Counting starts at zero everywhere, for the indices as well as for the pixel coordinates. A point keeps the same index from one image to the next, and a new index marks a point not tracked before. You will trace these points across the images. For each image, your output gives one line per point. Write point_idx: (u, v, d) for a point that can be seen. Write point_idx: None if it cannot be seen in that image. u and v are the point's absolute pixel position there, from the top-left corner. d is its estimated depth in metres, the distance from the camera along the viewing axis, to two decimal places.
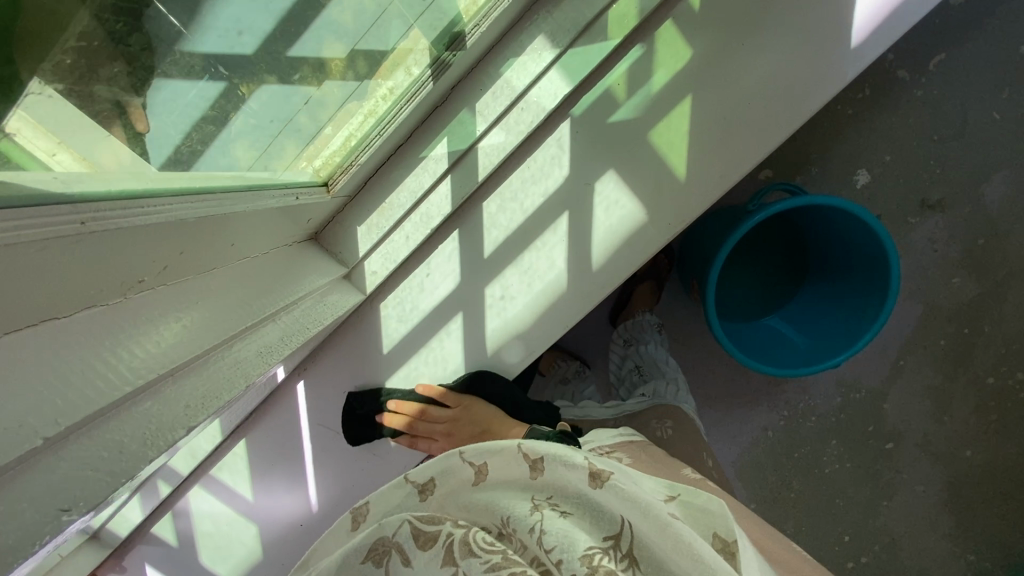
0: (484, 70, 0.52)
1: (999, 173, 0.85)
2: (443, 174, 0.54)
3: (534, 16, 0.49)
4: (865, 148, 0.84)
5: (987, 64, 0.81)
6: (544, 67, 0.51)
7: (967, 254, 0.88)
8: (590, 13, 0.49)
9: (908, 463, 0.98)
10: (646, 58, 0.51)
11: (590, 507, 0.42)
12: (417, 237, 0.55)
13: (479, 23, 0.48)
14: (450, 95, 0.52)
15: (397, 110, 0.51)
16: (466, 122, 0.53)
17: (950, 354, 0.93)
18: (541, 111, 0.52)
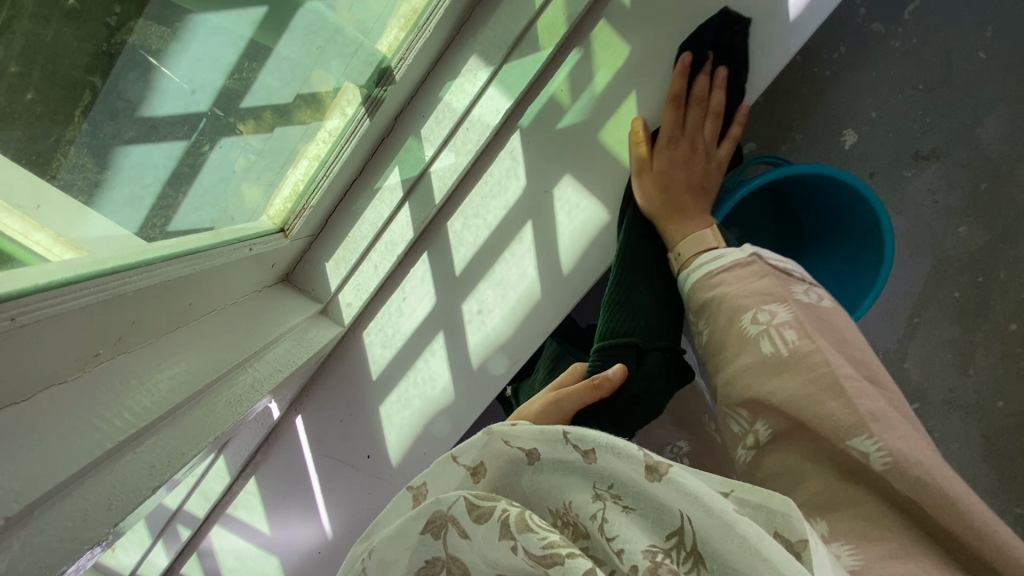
0: (426, 96, 0.54)
1: (994, 114, 0.82)
2: (400, 203, 0.56)
3: (464, 40, 0.52)
4: (848, 107, 0.82)
5: (966, 3, 0.78)
6: (481, 86, 0.53)
7: (970, 200, 0.85)
8: (519, 28, 0.51)
9: (937, 421, 0.96)
10: (585, 61, 0.53)
11: (651, 502, 0.39)
12: (385, 265, 0.58)
13: (405, 56, 0.50)
14: (393, 125, 0.54)
15: (338, 150, 0.52)
16: (414, 149, 0.55)
17: (967, 305, 0.90)
18: (486, 128, 0.55)
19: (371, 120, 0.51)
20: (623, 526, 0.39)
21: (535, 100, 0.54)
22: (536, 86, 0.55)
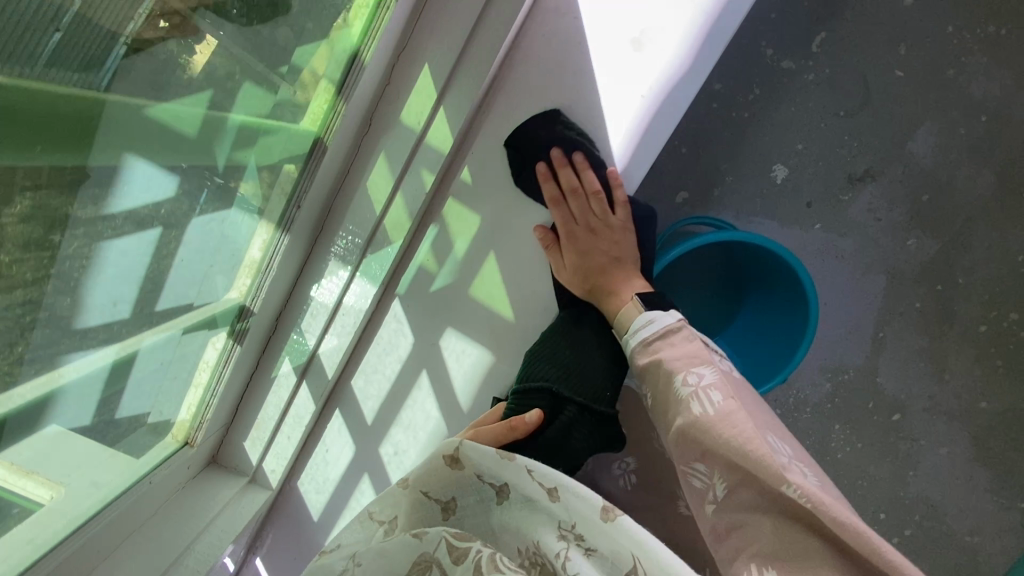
0: (300, 293, 0.58)
1: (922, 128, 0.81)
2: (298, 383, 0.62)
3: (321, 248, 0.56)
4: (773, 144, 0.83)
5: (874, 26, 0.78)
6: (345, 280, 0.57)
7: (913, 214, 0.85)
8: (367, 228, 0.55)
9: (921, 428, 0.95)
10: (441, 234, 0.57)
11: (606, 541, 0.46)
12: (297, 434, 0.65)
13: (263, 280, 0.54)
14: (275, 328, 0.59)
15: (222, 372, 0.57)
16: (301, 341, 0.60)
17: (929, 314, 0.90)
18: (359, 312, 0.59)
19: (240, 348, 0.57)
20: (584, 566, 0.45)
21: (403, 274, 0.59)
22: (404, 259, 0.59)
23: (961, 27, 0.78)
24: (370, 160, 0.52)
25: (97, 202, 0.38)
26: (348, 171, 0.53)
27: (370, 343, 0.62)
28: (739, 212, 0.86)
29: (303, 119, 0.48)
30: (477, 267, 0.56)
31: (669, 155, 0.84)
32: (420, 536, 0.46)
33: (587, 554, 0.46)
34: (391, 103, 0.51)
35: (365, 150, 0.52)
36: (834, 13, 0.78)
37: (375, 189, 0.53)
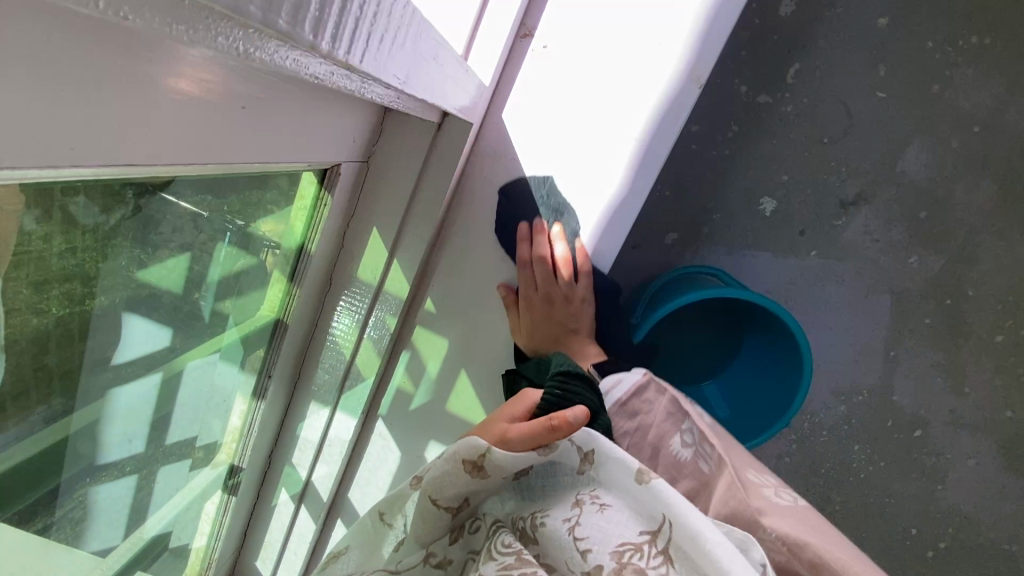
0: (289, 425, 0.63)
1: (911, 146, 0.80)
2: (296, 509, 0.68)
3: (306, 392, 0.61)
4: (757, 178, 0.82)
5: (848, 52, 0.78)
6: (329, 415, 0.63)
7: (912, 231, 0.83)
8: (342, 366, 0.60)
9: (946, 443, 0.92)
10: (413, 359, 0.64)
11: (637, 501, 0.46)
12: (301, 552, 0.69)
13: (245, 439, 0.58)
14: (271, 462, 0.65)
15: (223, 513, 0.62)
16: (294, 471, 0.66)
17: (942, 328, 0.87)
18: (343, 441, 0.65)
19: (236, 496, 0.62)
20: (594, 528, 0.43)
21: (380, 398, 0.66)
22: (381, 384, 0.66)
23: (941, 41, 0.77)
24: (334, 317, 0.57)
25: (121, 375, 0.41)
26: (315, 325, 0.57)
27: (359, 461, 0.68)
28: (731, 247, 0.85)
29: (258, 295, 0.49)
30: (449, 386, 0.65)
31: (653, 199, 0.85)
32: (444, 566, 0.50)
33: (602, 509, 0.45)
34: (344, 272, 0.54)
35: (325, 310, 0.57)
36: (806, 43, 0.78)
37: (342, 339, 0.58)
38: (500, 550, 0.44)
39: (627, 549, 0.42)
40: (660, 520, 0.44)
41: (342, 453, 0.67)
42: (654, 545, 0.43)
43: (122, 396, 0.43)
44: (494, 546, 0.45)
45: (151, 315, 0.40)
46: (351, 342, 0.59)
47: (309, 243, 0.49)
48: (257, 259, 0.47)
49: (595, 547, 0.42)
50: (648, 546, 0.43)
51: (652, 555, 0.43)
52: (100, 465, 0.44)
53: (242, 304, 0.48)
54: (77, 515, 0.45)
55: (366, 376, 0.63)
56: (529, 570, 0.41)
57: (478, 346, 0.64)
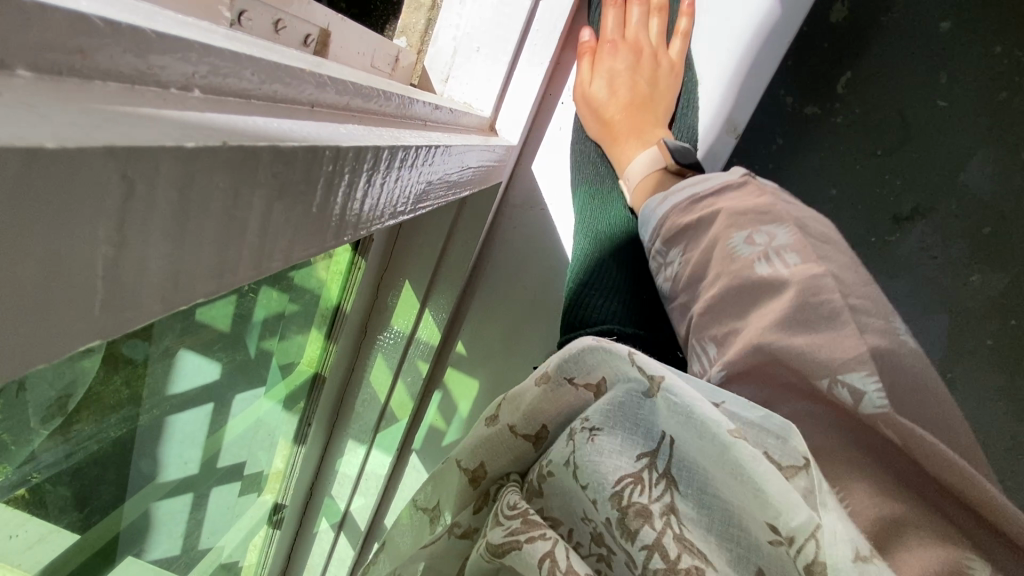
0: (332, 449, 0.67)
1: (975, 157, 0.74)
2: (336, 534, 0.73)
3: (342, 433, 0.66)
4: (803, 192, 0.79)
5: (905, 59, 0.73)
6: (363, 455, 0.68)
7: (974, 248, 0.78)
8: (374, 414, 0.64)
9: (1008, 470, 0.85)
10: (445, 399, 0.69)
11: (630, 416, 0.39)
12: (339, 570, 0.76)
13: (289, 480, 0.65)
14: (312, 486, 0.69)
15: (272, 536, 0.70)
16: (333, 502, 0.71)
17: (1008, 351, 0.81)
18: (378, 477, 0.70)
19: (280, 529, 0.70)
20: (595, 454, 0.39)
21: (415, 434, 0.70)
22: (414, 423, 0.71)
23: (1011, 45, 0.71)
24: (370, 364, 0.60)
25: (178, 405, 0.44)
26: (352, 373, 0.61)
27: (398, 483, 0.72)
28: None
29: (297, 341, 0.52)
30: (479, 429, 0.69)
31: None
32: (468, 537, 0.46)
33: (593, 440, 0.39)
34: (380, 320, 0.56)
35: (362, 356, 0.59)
36: (859, 50, 0.73)
37: (376, 385, 0.61)
38: (505, 514, 0.40)
39: (627, 486, 0.37)
40: (658, 438, 0.39)
41: (378, 487, 0.71)
42: (654, 469, 0.38)
43: (178, 421, 0.45)
44: (501, 508, 0.41)
45: (205, 355, 0.42)
46: (385, 390, 0.62)
47: (347, 301, 0.52)
48: (300, 308, 0.48)
49: (597, 495, 0.38)
50: (648, 472, 0.38)
51: (652, 484, 0.38)
52: (159, 482, 0.47)
53: (283, 348, 0.50)
54: (140, 523, 0.48)
55: (401, 418, 0.67)
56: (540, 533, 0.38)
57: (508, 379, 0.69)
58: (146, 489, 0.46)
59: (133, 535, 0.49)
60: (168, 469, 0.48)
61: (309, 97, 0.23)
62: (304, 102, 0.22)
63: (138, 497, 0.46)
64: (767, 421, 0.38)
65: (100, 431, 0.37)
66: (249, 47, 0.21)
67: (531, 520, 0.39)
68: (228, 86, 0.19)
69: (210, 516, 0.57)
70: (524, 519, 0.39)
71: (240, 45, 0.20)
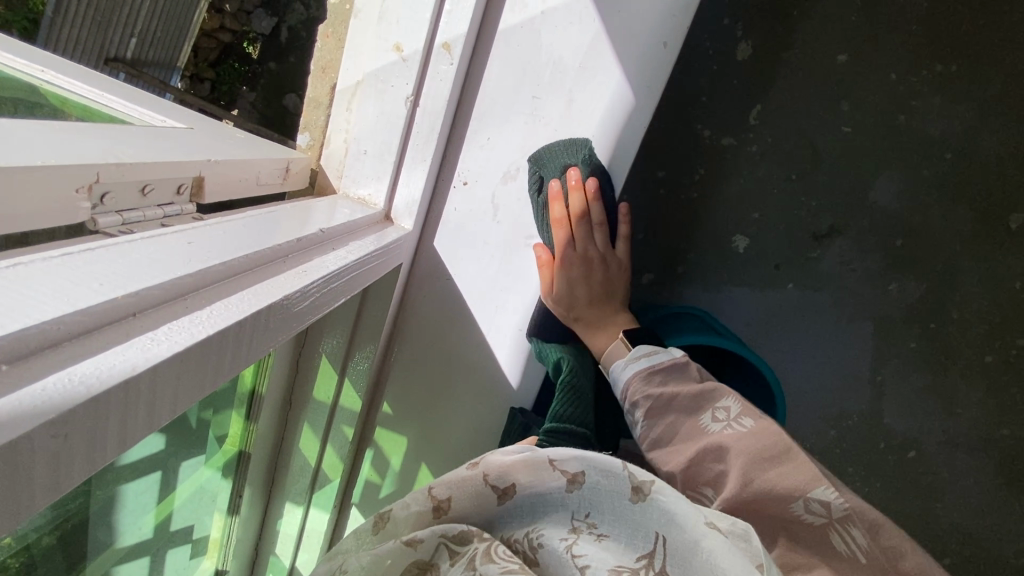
0: (274, 507, 0.69)
1: (881, 176, 0.80)
2: None
3: (279, 494, 0.68)
4: (727, 216, 0.84)
5: (810, 89, 0.78)
6: (303, 513, 0.71)
7: (889, 259, 0.83)
8: (308, 472, 0.69)
9: (941, 462, 0.90)
10: (378, 453, 0.72)
11: (623, 521, 0.43)
12: None
13: (230, 547, 0.65)
14: (262, 542, 0.70)
15: None
16: (278, 560, 0.72)
17: (928, 352, 0.86)
18: (320, 533, 0.74)
19: None
20: (593, 549, 0.42)
21: (353, 489, 0.74)
22: (351, 476, 0.75)
23: (903, 73, 0.77)
24: (297, 436, 0.64)
25: (128, 477, 0.45)
26: (282, 439, 0.64)
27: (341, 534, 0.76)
28: (708, 283, 0.86)
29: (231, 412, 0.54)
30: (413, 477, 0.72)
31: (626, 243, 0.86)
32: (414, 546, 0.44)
33: (597, 539, 0.43)
34: (304, 389, 0.60)
35: (290, 428, 0.64)
36: (766, 84, 0.78)
37: (305, 454, 0.67)
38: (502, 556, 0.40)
39: (625, 572, 0.40)
40: (653, 539, 0.42)
41: (320, 543, 0.74)
42: (652, 567, 0.41)
43: (125, 494, 0.46)
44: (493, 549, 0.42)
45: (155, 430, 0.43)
46: (314, 455, 0.67)
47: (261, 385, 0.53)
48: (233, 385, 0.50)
49: (592, 564, 0.41)
50: (646, 571, 0.40)
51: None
52: (112, 551, 0.49)
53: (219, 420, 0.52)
54: None
55: (333, 477, 0.72)
56: None
57: (441, 432, 0.70)
58: (99, 557, 0.47)
59: None
60: (123, 532, 0.49)
61: (179, 292, 0.22)
62: (176, 294, 0.22)
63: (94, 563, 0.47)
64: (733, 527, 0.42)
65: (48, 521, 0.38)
66: (102, 274, 0.21)
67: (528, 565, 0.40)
68: (41, 339, 0.17)
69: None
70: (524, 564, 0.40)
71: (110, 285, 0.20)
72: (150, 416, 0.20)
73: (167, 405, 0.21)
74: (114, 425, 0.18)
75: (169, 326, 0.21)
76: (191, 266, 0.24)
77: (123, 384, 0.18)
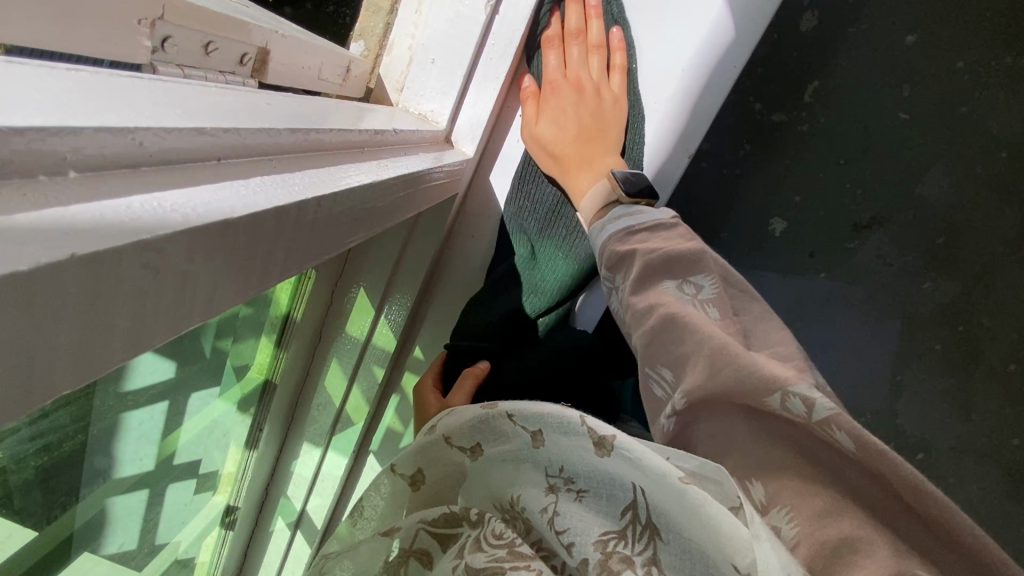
0: (290, 446, 0.69)
1: (932, 169, 0.77)
2: (295, 532, 0.75)
3: (296, 431, 0.67)
4: (768, 197, 0.81)
5: (871, 70, 0.74)
6: (320, 456, 0.70)
7: (927, 256, 0.80)
8: (329, 418, 0.66)
9: (950, 468, 0.88)
10: (403, 401, 0.70)
11: (602, 480, 0.38)
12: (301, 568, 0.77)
13: (242, 480, 0.66)
14: (272, 477, 0.71)
15: (225, 541, 0.71)
16: (290, 502, 0.73)
17: (954, 356, 0.84)
18: (335, 479, 0.72)
19: (233, 530, 0.71)
20: (573, 515, 0.38)
21: (372, 435, 0.72)
22: (372, 424, 0.72)
23: (972, 61, 0.73)
24: (324, 370, 0.62)
25: (133, 403, 0.42)
26: (307, 375, 0.63)
27: (354, 485, 0.74)
28: (738, 265, 0.84)
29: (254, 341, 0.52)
30: None
31: None
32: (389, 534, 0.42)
33: (575, 497, 0.38)
34: (335, 323, 0.58)
35: (318, 363, 0.62)
36: (826, 59, 0.75)
37: (331, 393, 0.64)
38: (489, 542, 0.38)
39: (611, 538, 0.36)
40: (630, 492, 0.37)
41: (335, 488, 0.73)
42: (637, 524, 0.37)
43: (133, 421, 0.44)
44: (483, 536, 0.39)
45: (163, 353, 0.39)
46: (338, 396, 0.65)
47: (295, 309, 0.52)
48: (254, 314, 0.48)
49: (577, 540, 0.37)
50: (630, 529, 0.37)
51: (633, 541, 0.36)
52: (111, 480, 0.46)
53: (237, 350, 0.50)
54: (95, 515, 0.48)
55: (357, 420, 0.69)
56: (526, 564, 0.36)
57: None
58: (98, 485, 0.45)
59: (92, 523, 0.48)
60: (126, 460, 0.47)
61: (219, 153, 0.21)
62: (215, 157, 0.21)
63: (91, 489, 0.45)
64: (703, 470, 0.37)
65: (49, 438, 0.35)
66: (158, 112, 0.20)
67: (517, 552, 0.37)
68: (53, 160, 0.15)
69: (168, 508, 0.57)
70: (510, 550, 0.37)
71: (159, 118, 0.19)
72: (211, 288, 0.19)
73: (213, 290, 0.20)
74: (179, 277, 0.18)
75: (207, 188, 0.19)
76: (235, 128, 0.22)
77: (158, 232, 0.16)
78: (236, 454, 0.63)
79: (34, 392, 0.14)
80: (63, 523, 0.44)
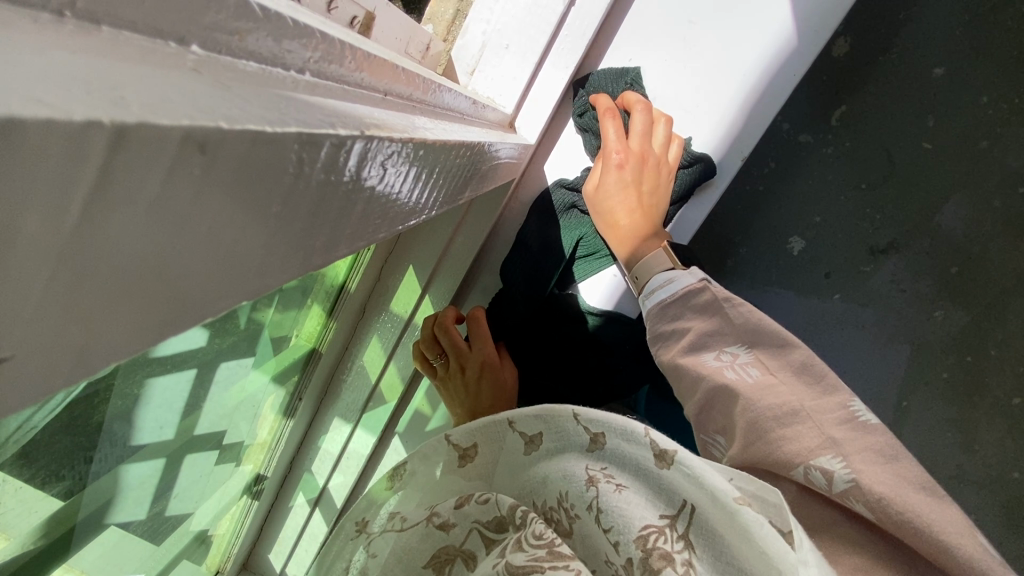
0: (318, 422, 0.72)
1: (951, 199, 0.78)
2: (310, 512, 0.77)
3: (325, 409, 0.70)
4: (789, 215, 0.82)
5: (899, 99, 0.76)
6: (348, 432, 0.72)
7: (941, 285, 0.81)
8: (363, 395, 0.69)
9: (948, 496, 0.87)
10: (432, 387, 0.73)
11: (650, 482, 0.43)
12: (309, 552, 0.78)
13: (274, 450, 0.70)
14: (296, 453, 0.74)
15: (247, 510, 0.74)
16: (312, 478, 0.76)
17: (959, 385, 0.84)
18: (360, 455, 0.74)
19: (258, 500, 0.74)
20: (616, 506, 0.43)
21: (400, 416, 0.74)
22: (399, 407, 0.74)
23: (997, 97, 0.75)
24: (364, 345, 0.66)
25: (160, 368, 0.42)
26: (345, 351, 0.66)
27: (380, 462, 0.76)
28: (754, 281, 0.86)
29: (296, 312, 0.55)
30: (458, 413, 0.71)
31: None
32: (446, 529, 0.48)
33: (618, 491, 0.43)
34: (381, 299, 0.62)
35: (359, 337, 0.65)
36: (855, 86, 0.77)
37: (368, 368, 0.67)
38: (530, 542, 0.42)
39: (652, 534, 0.41)
40: (679, 504, 0.42)
41: (357, 468, 0.75)
42: (675, 529, 0.41)
43: (156, 388, 0.44)
44: (524, 537, 0.43)
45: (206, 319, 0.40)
46: (376, 369, 0.68)
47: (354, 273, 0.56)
48: (309, 283, 0.52)
49: (623, 538, 0.42)
50: (669, 530, 0.41)
51: (672, 539, 0.41)
52: (129, 444, 0.46)
53: (277, 321, 0.52)
54: (107, 481, 0.47)
55: (389, 399, 0.72)
56: (563, 563, 0.40)
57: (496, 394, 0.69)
58: (112, 449, 0.45)
59: (101, 485, 0.47)
60: (143, 427, 0.46)
61: (382, 88, 0.25)
62: (379, 91, 0.25)
63: (102, 455, 0.44)
64: (760, 495, 0.39)
65: (80, 398, 0.35)
66: (342, 35, 0.23)
67: (556, 551, 0.41)
68: (268, 48, 0.17)
69: (186, 478, 0.59)
70: (550, 549, 0.41)
71: (345, 39, 0.22)
72: (331, 237, 0.20)
73: (373, 212, 0.23)
74: (349, 198, 0.20)
75: (380, 113, 0.23)
76: (391, 68, 0.26)
77: (363, 144, 0.20)
78: (273, 421, 0.67)
79: (158, 291, 0.14)
80: (72, 484, 0.44)
